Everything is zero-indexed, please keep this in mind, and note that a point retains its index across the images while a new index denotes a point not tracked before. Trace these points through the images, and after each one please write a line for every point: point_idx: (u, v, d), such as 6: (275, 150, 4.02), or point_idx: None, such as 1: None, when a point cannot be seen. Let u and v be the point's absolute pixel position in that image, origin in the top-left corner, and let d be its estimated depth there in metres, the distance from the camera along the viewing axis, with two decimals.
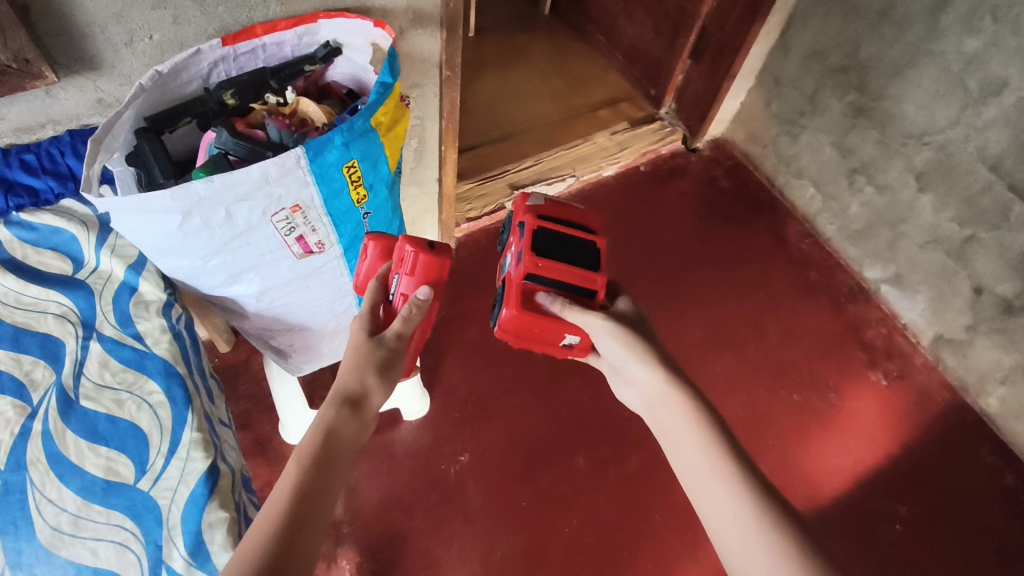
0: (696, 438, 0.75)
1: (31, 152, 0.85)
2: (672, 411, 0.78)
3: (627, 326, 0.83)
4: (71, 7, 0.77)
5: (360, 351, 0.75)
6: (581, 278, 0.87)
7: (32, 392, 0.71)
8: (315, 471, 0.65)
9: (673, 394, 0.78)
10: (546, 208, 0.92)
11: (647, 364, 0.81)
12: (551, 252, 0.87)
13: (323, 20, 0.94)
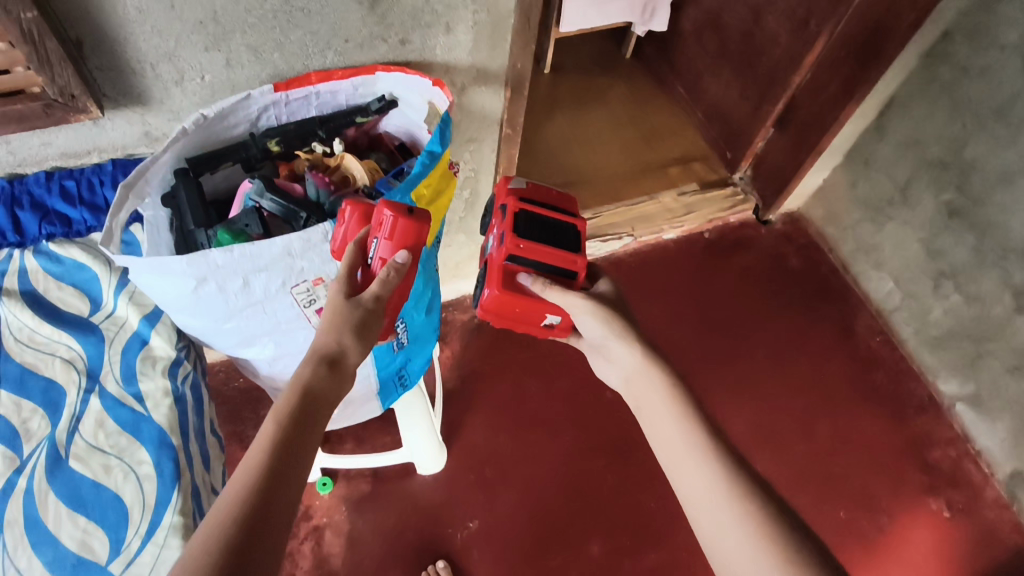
0: (675, 416, 0.69)
1: (72, 179, 0.84)
2: (651, 388, 0.73)
3: (605, 305, 0.79)
4: (123, 44, 0.75)
5: (339, 300, 0.64)
6: (563, 258, 0.84)
7: (25, 442, 0.68)
8: (287, 436, 0.55)
9: (650, 371, 0.73)
10: (526, 190, 0.89)
11: (627, 341, 0.76)
12: (532, 230, 0.84)
13: (381, 72, 0.89)
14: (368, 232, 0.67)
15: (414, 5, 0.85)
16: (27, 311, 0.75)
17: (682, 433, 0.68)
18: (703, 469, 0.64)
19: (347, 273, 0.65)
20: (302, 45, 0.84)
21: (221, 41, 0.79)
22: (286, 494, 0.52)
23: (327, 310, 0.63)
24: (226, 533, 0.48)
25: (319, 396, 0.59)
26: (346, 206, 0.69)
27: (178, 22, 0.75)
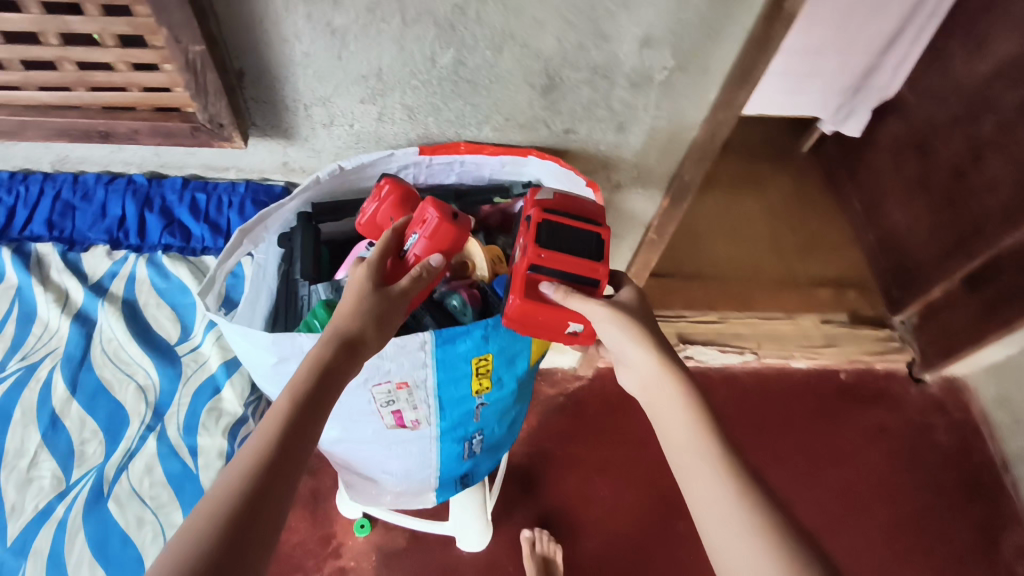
0: (689, 431, 0.57)
1: (204, 193, 0.82)
2: (665, 392, 0.60)
3: (629, 309, 0.65)
4: (283, 83, 0.71)
5: (363, 285, 0.59)
6: (587, 264, 0.65)
7: (76, 466, 0.71)
8: (300, 412, 0.51)
9: (665, 378, 0.60)
10: (555, 198, 0.69)
11: (645, 348, 0.62)
12: (555, 235, 0.66)
13: (533, 157, 0.80)
14: (410, 225, 0.66)
15: (590, 98, 0.75)
16: (121, 322, 0.78)
17: (695, 448, 0.56)
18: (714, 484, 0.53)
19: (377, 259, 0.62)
20: (459, 114, 0.77)
21: (379, 96, 0.74)
22: (299, 473, 0.49)
23: (350, 295, 0.59)
24: (228, 503, 0.45)
25: (340, 366, 0.55)
26: (386, 186, 0.72)
27: (341, 72, 0.71)
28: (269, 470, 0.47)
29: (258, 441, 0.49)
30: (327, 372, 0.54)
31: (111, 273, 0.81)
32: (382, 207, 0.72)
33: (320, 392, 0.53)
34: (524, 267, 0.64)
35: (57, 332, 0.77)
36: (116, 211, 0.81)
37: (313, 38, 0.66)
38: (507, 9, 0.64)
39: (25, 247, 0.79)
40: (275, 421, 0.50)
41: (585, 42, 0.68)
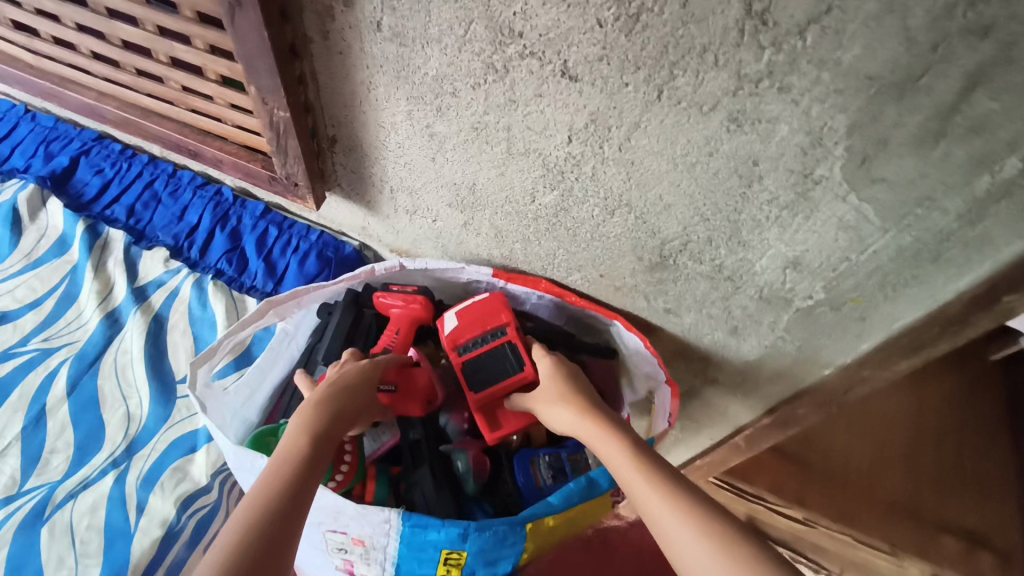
0: (630, 462, 0.47)
1: (276, 231, 0.80)
2: (602, 435, 0.50)
3: (546, 387, 0.58)
4: (372, 160, 0.64)
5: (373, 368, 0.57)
6: (514, 381, 0.63)
7: (36, 475, 0.66)
8: (319, 452, 0.46)
9: (594, 428, 0.51)
10: (460, 322, 0.65)
11: (568, 406, 0.54)
12: (482, 364, 0.64)
13: (621, 323, 0.65)
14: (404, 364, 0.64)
15: (705, 294, 0.60)
16: (141, 341, 0.74)
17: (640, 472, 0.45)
18: (670, 498, 0.43)
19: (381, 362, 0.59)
20: (549, 253, 0.65)
21: (467, 207, 0.64)
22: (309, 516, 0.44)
23: (359, 370, 0.56)
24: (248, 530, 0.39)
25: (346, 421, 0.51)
26: (417, 300, 0.68)
27: (432, 173, 0.62)
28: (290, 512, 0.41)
29: (274, 482, 0.43)
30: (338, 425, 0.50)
31: (157, 283, 0.78)
32: (396, 307, 0.69)
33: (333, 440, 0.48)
34: (475, 409, 0.64)
35: (84, 324, 0.75)
36: (192, 219, 0.81)
37: (409, 134, 0.58)
38: (630, 178, 0.51)
39: (99, 228, 0.80)
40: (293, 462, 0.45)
41: (716, 239, 0.53)
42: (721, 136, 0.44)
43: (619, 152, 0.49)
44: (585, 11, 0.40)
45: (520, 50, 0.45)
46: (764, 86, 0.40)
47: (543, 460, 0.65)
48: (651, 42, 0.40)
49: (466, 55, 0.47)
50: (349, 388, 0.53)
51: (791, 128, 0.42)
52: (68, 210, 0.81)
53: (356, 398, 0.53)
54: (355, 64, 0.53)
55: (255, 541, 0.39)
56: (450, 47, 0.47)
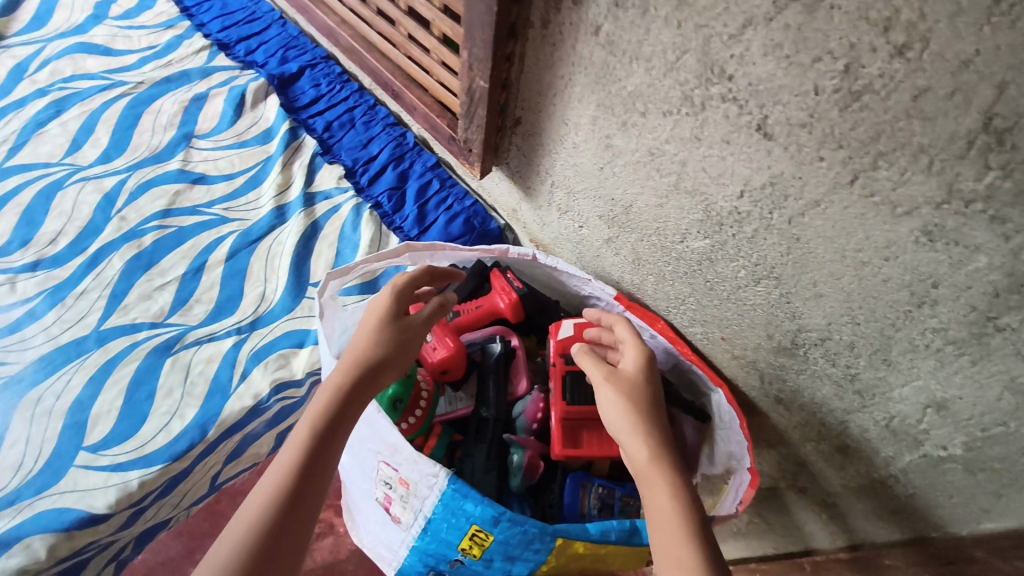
0: (682, 530, 0.45)
1: (439, 185, 0.86)
2: (659, 481, 0.48)
3: (632, 380, 0.55)
4: (547, 151, 0.67)
5: (387, 331, 0.57)
6: None
7: (178, 315, 0.77)
8: (328, 429, 0.51)
9: (655, 471, 0.49)
10: (575, 334, 0.66)
11: (635, 427, 0.51)
12: (583, 382, 0.64)
13: (723, 393, 0.62)
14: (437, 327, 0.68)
15: (825, 402, 0.55)
16: (295, 239, 0.81)
17: (687, 549, 0.44)
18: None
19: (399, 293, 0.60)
20: (679, 296, 0.63)
21: (616, 224, 0.65)
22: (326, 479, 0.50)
23: (368, 336, 0.57)
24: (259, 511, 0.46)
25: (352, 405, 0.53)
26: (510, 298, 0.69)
27: (595, 181, 0.63)
28: (288, 527, 0.46)
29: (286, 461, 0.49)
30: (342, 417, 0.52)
31: (325, 195, 0.86)
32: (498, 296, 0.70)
33: (336, 433, 0.51)
34: (559, 421, 0.63)
35: (258, 209, 0.85)
36: (373, 150, 0.89)
37: (587, 137, 0.60)
38: (789, 254, 0.49)
39: (298, 132, 0.90)
40: (286, 471, 0.48)
41: (859, 347, 0.49)
42: (905, 245, 0.41)
43: (787, 224, 0.47)
44: (804, 73, 0.39)
45: (723, 92, 0.44)
46: (975, 209, 0.36)
47: (595, 488, 0.63)
48: (864, 124, 0.38)
49: (669, 81, 0.48)
50: (362, 354, 0.55)
51: (991, 263, 0.37)
52: (281, 109, 0.92)
53: (375, 358, 0.56)
54: (564, 58, 0.56)
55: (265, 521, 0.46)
56: (656, 69, 0.48)
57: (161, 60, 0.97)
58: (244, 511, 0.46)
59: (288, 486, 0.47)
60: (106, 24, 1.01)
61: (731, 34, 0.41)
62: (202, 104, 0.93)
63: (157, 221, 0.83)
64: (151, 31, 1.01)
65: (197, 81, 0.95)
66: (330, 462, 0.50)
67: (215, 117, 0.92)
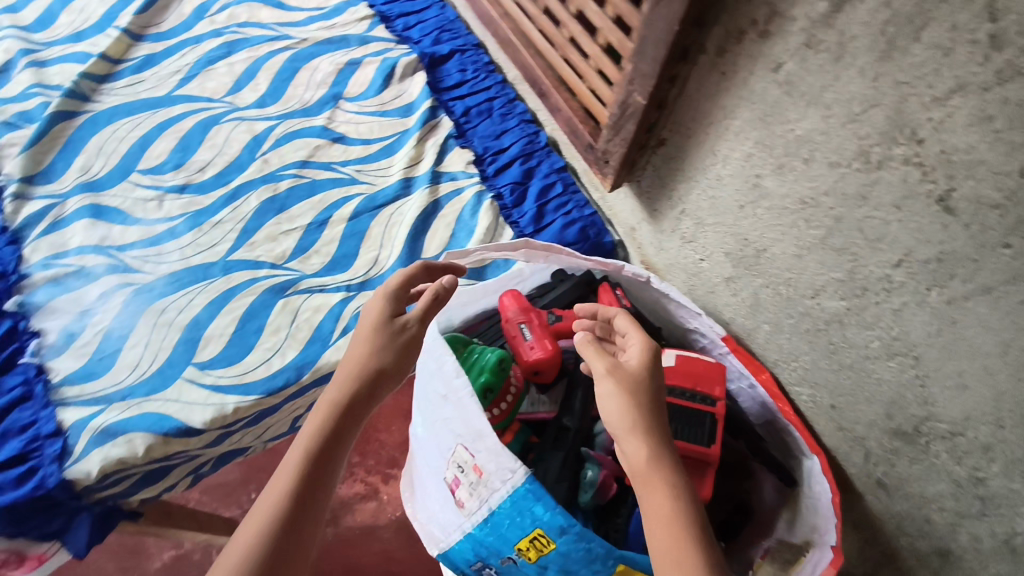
0: (689, 550, 0.40)
1: (562, 189, 0.86)
2: (661, 491, 0.43)
3: (636, 374, 0.48)
4: (686, 177, 0.66)
5: (386, 334, 0.59)
6: (695, 452, 0.59)
7: (296, 262, 0.81)
8: (328, 441, 0.53)
9: (656, 479, 0.43)
10: (675, 365, 0.63)
11: (639, 431, 0.45)
12: (676, 415, 0.60)
13: (819, 463, 0.59)
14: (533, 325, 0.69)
15: (936, 499, 0.51)
16: (415, 212, 0.84)
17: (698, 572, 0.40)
18: None
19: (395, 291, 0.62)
20: (794, 352, 0.61)
21: (742, 265, 0.63)
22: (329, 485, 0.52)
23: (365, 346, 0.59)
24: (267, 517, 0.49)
25: (352, 414, 0.55)
26: None
27: (731, 218, 0.62)
28: (295, 538, 0.48)
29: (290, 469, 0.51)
30: (343, 427, 0.55)
31: (451, 176, 0.88)
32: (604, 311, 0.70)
33: (336, 443, 0.53)
34: None
35: (387, 177, 0.87)
36: (505, 142, 0.91)
37: (735, 172, 0.59)
38: (937, 334, 0.45)
39: (438, 112, 0.93)
40: (290, 481, 0.50)
41: (995, 452, 0.45)
42: None
43: (945, 305, 0.44)
44: (1012, 152, 0.36)
45: (908, 154, 0.42)
46: None
47: None
48: None
49: (846, 133, 0.46)
50: (359, 364, 0.57)
51: None
52: (427, 86, 0.95)
53: (376, 365, 0.58)
54: (731, 89, 0.55)
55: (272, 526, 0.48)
56: (835, 117, 0.46)
57: (326, 22, 1.02)
58: (250, 518, 0.49)
59: (292, 493, 0.50)
60: None
61: (935, 97, 0.39)
62: (355, 69, 0.97)
63: (295, 169, 0.87)
64: None
65: (354, 47, 0.99)
66: (331, 469, 0.52)
67: (364, 85, 0.95)
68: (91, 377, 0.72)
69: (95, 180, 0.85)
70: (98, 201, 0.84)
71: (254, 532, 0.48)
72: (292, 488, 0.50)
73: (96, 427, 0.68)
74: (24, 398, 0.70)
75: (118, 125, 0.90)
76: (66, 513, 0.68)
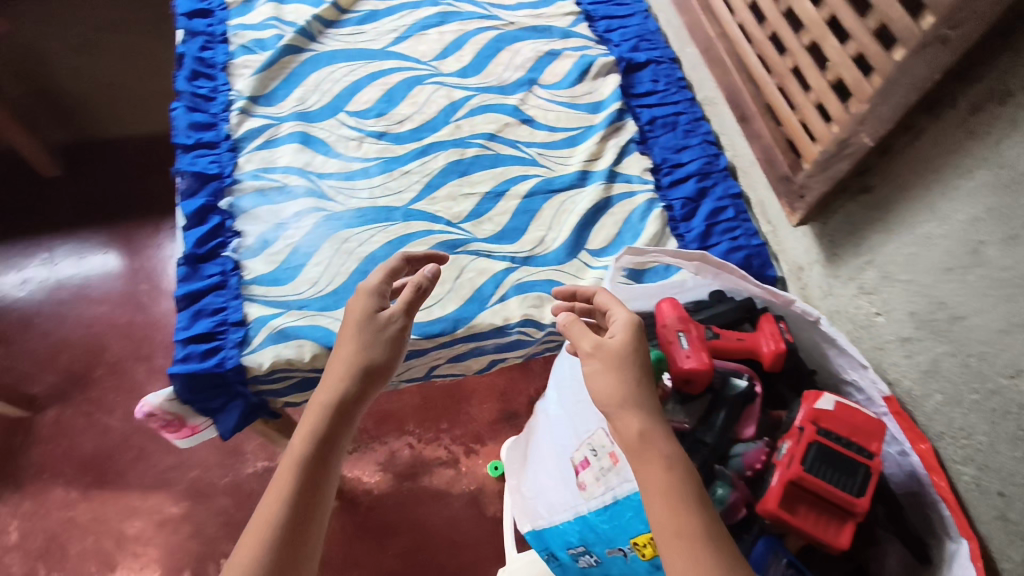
0: (678, 502, 0.49)
1: (734, 214, 0.87)
2: (649, 463, 0.52)
3: (620, 352, 0.57)
4: (885, 227, 0.65)
5: (367, 336, 0.63)
6: (843, 498, 0.58)
7: (468, 225, 0.85)
8: (319, 446, 0.58)
9: (649, 447, 0.53)
10: (834, 410, 0.63)
11: (631, 405, 0.55)
12: (829, 459, 0.60)
13: (968, 549, 0.57)
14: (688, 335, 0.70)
15: None
16: (587, 205, 0.87)
17: (693, 520, 0.48)
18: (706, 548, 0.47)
19: (370, 293, 0.66)
20: (967, 428, 0.59)
21: (927, 328, 0.62)
22: (323, 487, 0.57)
23: (349, 344, 0.63)
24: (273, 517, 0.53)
25: (332, 423, 0.59)
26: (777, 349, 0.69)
27: (928, 278, 0.61)
28: (293, 546, 0.53)
29: (289, 476, 0.56)
30: (325, 438, 0.58)
31: (626, 179, 0.90)
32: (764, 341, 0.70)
33: (325, 449, 0.58)
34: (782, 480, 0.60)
35: (565, 165, 0.91)
36: (684, 157, 0.92)
37: (949, 233, 0.57)
38: None
39: (624, 115, 0.95)
40: (282, 499, 0.54)
41: None
42: None
43: None
44: None
45: None
46: None
47: (784, 560, 0.60)
48: None
49: None
50: (345, 366, 0.62)
51: None
52: (618, 89, 0.97)
53: (363, 365, 0.62)
54: (975, 148, 0.54)
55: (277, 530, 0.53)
56: None
57: (534, 10, 1.06)
58: (256, 521, 0.54)
59: (291, 498, 0.54)
60: None
61: None
62: (553, 60, 1.00)
63: (483, 140, 0.92)
64: None
65: (556, 39, 1.02)
66: (323, 473, 0.57)
67: (559, 75, 0.99)
68: (277, 283, 0.79)
69: (308, 111, 0.93)
70: (308, 129, 0.91)
71: (255, 543, 0.52)
72: (286, 503, 0.54)
73: (274, 328, 0.76)
74: (217, 287, 0.78)
75: (335, 66, 0.97)
76: (227, 395, 0.76)
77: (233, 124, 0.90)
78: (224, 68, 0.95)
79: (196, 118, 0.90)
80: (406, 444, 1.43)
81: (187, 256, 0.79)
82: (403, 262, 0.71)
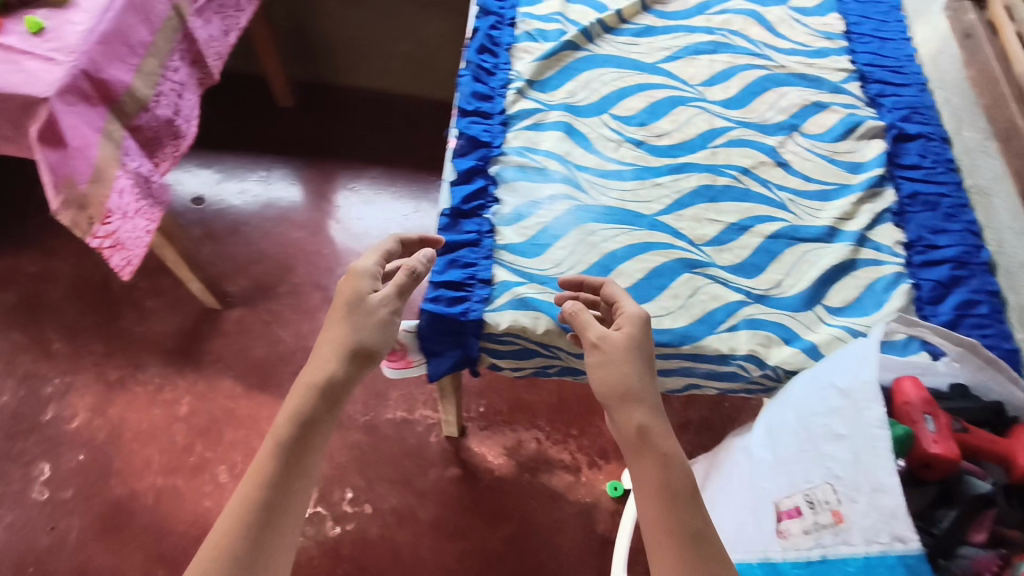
0: (666, 497, 0.59)
1: (987, 312, 0.83)
2: (642, 458, 0.61)
3: (624, 348, 0.67)
4: None
5: (356, 320, 0.70)
6: None
7: (708, 250, 0.87)
8: (296, 432, 0.64)
9: (646, 447, 0.62)
10: None
11: (636, 405, 0.63)
12: None
13: None
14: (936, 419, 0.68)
15: None
16: (832, 261, 0.86)
17: (679, 517, 0.58)
18: (692, 538, 0.57)
19: (366, 275, 0.73)
20: None
21: None
22: (298, 471, 0.62)
23: (337, 328, 0.70)
24: (253, 497, 0.60)
25: (307, 404, 0.65)
26: None
27: None
28: (266, 524, 0.59)
29: (267, 463, 0.62)
30: (301, 418, 0.64)
31: (876, 246, 0.88)
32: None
33: (304, 433, 0.64)
34: None
35: (814, 218, 0.90)
36: (941, 240, 0.89)
37: None
38: None
39: (883, 182, 0.93)
40: (259, 482, 0.61)
41: None
42: None
43: None
44: None
45: None
46: None
47: None
48: None
49: None
50: (328, 352, 0.68)
51: None
52: (883, 155, 0.95)
53: (345, 347, 0.68)
54: None
55: (253, 510, 0.59)
56: None
57: (807, 60, 1.05)
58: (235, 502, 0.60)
59: (268, 480, 0.61)
60: (784, 9, 1.10)
61: None
62: (819, 112, 0.99)
63: (737, 172, 0.93)
64: (812, 31, 1.08)
65: (825, 92, 1.02)
66: (297, 458, 0.63)
67: (822, 128, 0.98)
68: (524, 255, 0.84)
69: (576, 105, 0.97)
70: (573, 122, 0.95)
71: (232, 521, 0.58)
72: (262, 487, 0.60)
73: (517, 293, 0.81)
74: (473, 244, 0.84)
75: (605, 70, 1.00)
76: (453, 345, 0.82)
77: (509, 101, 0.96)
78: (508, 48, 1.02)
79: (478, 88, 0.96)
80: (534, 437, 1.46)
81: (452, 210, 0.86)
82: (400, 243, 0.79)
